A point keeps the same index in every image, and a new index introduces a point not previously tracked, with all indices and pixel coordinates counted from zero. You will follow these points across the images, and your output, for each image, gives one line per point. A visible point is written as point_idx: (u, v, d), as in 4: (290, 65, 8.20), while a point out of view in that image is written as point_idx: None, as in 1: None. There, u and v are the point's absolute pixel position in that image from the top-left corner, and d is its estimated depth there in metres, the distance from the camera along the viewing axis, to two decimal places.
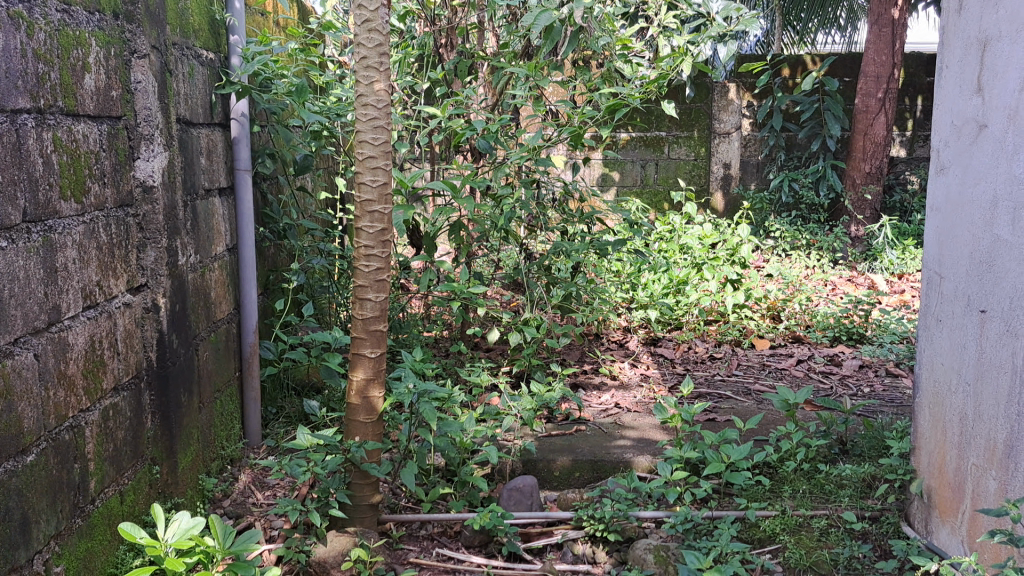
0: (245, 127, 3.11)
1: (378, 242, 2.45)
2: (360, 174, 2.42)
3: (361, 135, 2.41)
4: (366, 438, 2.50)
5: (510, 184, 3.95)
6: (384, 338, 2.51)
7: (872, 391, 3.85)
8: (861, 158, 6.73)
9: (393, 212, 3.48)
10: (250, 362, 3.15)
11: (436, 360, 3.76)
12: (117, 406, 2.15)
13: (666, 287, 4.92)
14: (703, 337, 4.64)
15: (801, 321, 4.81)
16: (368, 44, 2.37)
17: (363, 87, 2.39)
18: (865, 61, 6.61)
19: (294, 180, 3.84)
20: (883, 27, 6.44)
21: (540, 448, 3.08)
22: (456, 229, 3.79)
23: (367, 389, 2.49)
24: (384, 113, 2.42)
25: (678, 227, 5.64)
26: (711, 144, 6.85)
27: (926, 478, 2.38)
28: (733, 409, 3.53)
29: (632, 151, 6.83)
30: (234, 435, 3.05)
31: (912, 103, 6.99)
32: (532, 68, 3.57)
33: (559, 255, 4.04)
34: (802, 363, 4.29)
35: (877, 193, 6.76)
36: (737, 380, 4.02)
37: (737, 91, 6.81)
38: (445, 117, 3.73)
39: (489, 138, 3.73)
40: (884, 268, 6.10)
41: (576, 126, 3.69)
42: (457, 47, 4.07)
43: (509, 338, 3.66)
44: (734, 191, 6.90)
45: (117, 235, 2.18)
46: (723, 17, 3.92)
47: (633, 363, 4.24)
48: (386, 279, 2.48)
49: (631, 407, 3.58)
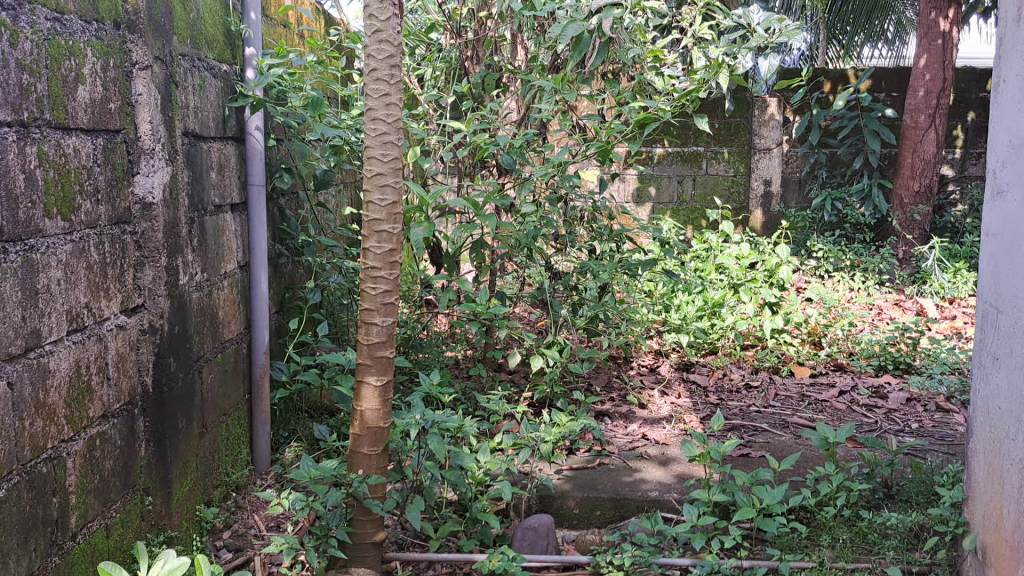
0: (260, 141, 3.00)
1: (386, 264, 2.32)
2: (369, 192, 2.30)
3: (370, 150, 2.28)
4: (370, 471, 2.38)
5: (537, 202, 3.82)
6: (391, 364, 2.38)
7: (919, 426, 3.65)
8: (909, 176, 6.50)
9: (412, 231, 3.35)
10: (260, 384, 3.05)
11: (457, 384, 3.63)
12: (105, 435, 2.03)
13: (701, 309, 4.75)
14: (739, 363, 4.46)
15: (844, 348, 4.61)
16: (377, 56, 2.25)
17: (373, 100, 2.26)
18: (913, 76, 6.39)
19: (313, 194, 3.73)
20: (934, 39, 6.26)
21: (560, 483, 2.94)
22: (478, 246, 3.65)
23: (371, 419, 2.36)
24: (394, 128, 2.29)
25: (715, 246, 5.46)
26: (750, 161, 6.65)
27: (981, 534, 2.24)
28: (768, 444, 3.35)
29: (668, 166, 6.67)
30: (241, 460, 2.94)
31: (962, 120, 6.75)
32: (559, 80, 3.45)
33: (588, 275, 3.89)
34: (845, 394, 4.09)
35: (925, 213, 6.52)
36: (774, 412, 3.84)
37: (778, 106, 6.61)
38: (470, 132, 3.61)
39: (514, 153, 3.60)
40: (934, 292, 5.86)
41: (604, 141, 3.55)
42: (483, 59, 3.95)
43: (534, 363, 3.51)
44: (774, 209, 6.69)
45: (111, 254, 2.06)
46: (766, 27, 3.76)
47: (664, 390, 4.06)
48: (393, 302, 2.35)
49: (659, 438, 3.42)
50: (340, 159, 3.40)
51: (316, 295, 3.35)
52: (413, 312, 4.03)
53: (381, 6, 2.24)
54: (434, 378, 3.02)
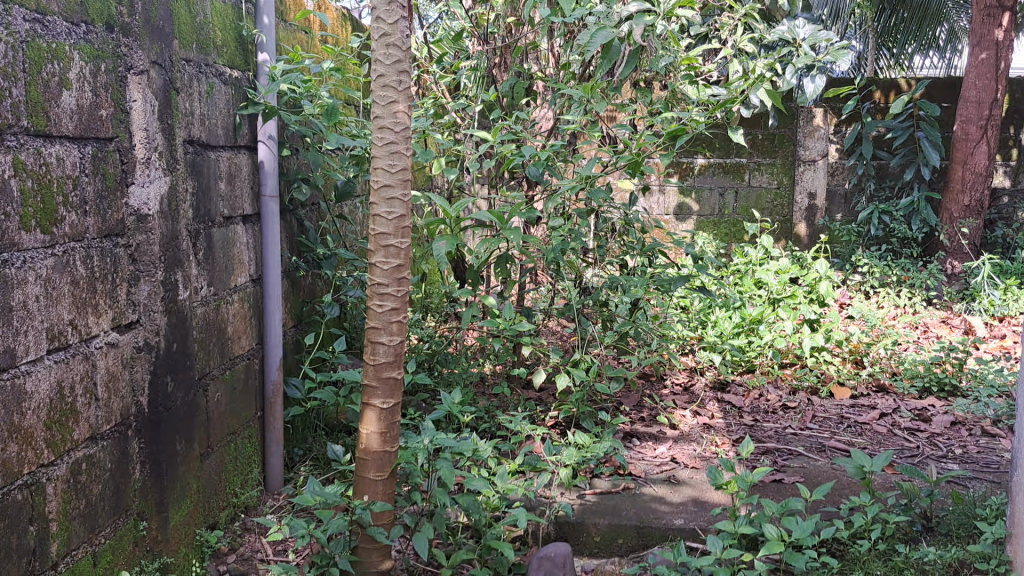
0: (273, 150, 2.91)
1: (393, 280, 2.20)
2: (375, 204, 2.18)
3: (377, 161, 2.17)
4: (375, 498, 2.26)
5: (565, 215, 3.69)
6: (398, 386, 2.26)
7: (963, 452, 3.46)
8: (959, 189, 6.26)
9: (435, 244, 3.22)
10: (272, 401, 2.95)
11: (479, 403, 3.51)
12: (93, 458, 1.93)
13: (738, 326, 4.57)
14: (776, 383, 4.28)
15: (886, 368, 4.40)
16: (385, 61, 2.14)
17: (379, 108, 2.15)
18: (964, 86, 6.16)
19: (335, 205, 3.64)
20: (985, 49, 6.04)
21: (581, 508, 2.79)
22: (503, 260, 3.53)
23: (377, 443, 2.24)
24: (402, 137, 2.18)
25: (755, 260, 5.29)
26: (795, 173, 6.48)
27: None
28: (802, 469, 3.19)
29: (711, 177, 6.52)
30: (251, 480, 2.84)
31: (1016, 132, 6.50)
32: (587, 89, 3.33)
33: (618, 290, 3.75)
34: (885, 417, 3.90)
35: (976, 227, 6.26)
36: (810, 434, 3.65)
37: (824, 117, 6.43)
38: (496, 141, 3.49)
39: (541, 164, 3.48)
40: (984, 310, 5.61)
41: (634, 152, 3.41)
42: (511, 67, 3.85)
43: (558, 381, 3.36)
44: (819, 222, 6.50)
45: (100, 268, 1.98)
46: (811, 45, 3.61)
47: (697, 410, 3.89)
48: (401, 321, 2.23)
49: (688, 462, 3.26)
50: (361, 170, 3.30)
51: (334, 309, 3.25)
52: (437, 326, 3.91)
53: (389, 8, 2.13)
54: (454, 397, 2.89)
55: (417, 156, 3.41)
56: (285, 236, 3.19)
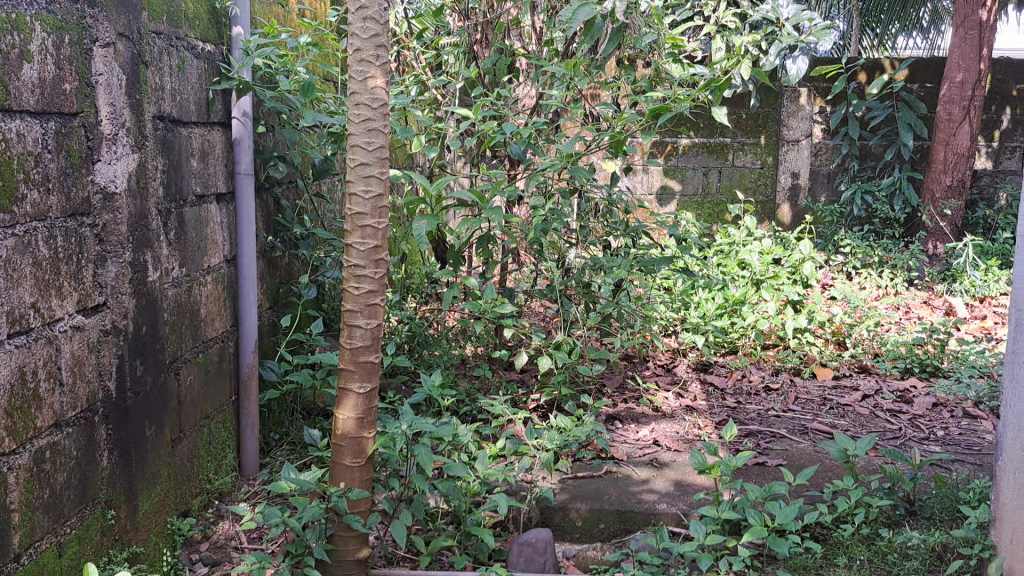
0: (248, 127, 2.83)
1: (370, 261, 2.14)
2: (352, 183, 2.12)
3: (354, 138, 2.10)
4: (352, 485, 2.21)
5: (547, 195, 3.63)
6: (376, 370, 2.20)
7: (946, 434, 3.39)
8: (942, 170, 6.23)
9: (414, 224, 3.14)
10: (247, 385, 2.88)
11: (459, 385, 3.45)
12: (57, 446, 1.87)
13: (721, 306, 4.52)
14: (758, 364, 4.24)
15: (869, 349, 4.36)
16: (362, 35, 2.07)
17: (356, 83, 2.08)
18: (948, 67, 6.12)
19: (313, 184, 3.57)
20: (970, 29, 5.99)
21: (563, 493, 2.74)
22: (484, 240, 3.46)
23: (354, 429, 2.19)
24: (380, 113, 2.11)
25: (738, 241, 5.24)
26: (779, 153, 6.44)
27: (1009, 558, 2.08)
28: (785, 452, 3.12)
29: (695, 157, 6.47)
30: (225, 466, 2.78)
31: (999, 113, 6.47)
32: (570, 66, 3.26)
33: (601, 271, 3.70)
34: (867, 399, 3.83)
35: (957, 208, 6.23)
36: (793, 417, 3.59)
37: (808, 96, 6.39)
38: (477, 119, 3.42)
39: (522, 143, 3.41)
40: (965, 291, 5.59)
41: (616, 131, 3.34)
42: (494, 44, 3.77)
43: (540, 363, 3.31)
44: (802, 202, 6.46)
45: (64, 248, 1.90)
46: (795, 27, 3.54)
47: (680, 392, 3.85)
48: (378, 304, 2.17)
49: (671, 444, 3.21)
50: (339, 148, 3.22)
51: (311, 291, 3.18)
52: (417, 307, 3.84)
53: None
54: (434, 380, 2.83)
55: (397, 134, 3.34)
56: (261, 215, 3.12)
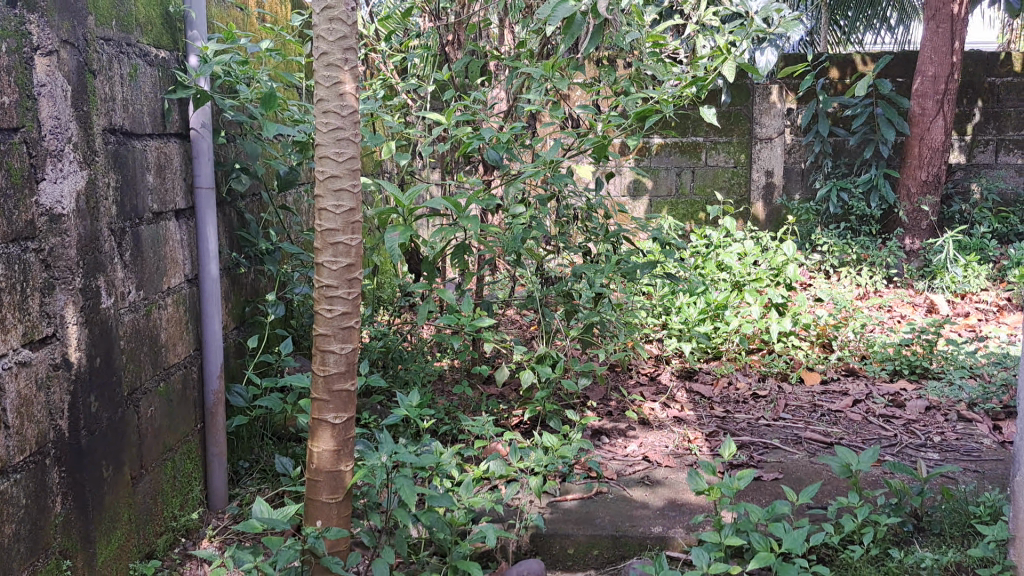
0: (207, 138, 2.66)
1: (343, 281, 1.99)
2: (321, 198, 1.96)
3: (322, 149, 1.95)
4: (329, 523, 2.06)
5: (525, 201, 3.50)
6: (352, 399, 2.05)
7: (942, 439, 3.30)
8: (917, 165, 6.16)
9: (386, 235, 2.96)
10: (214, 413, 2.71)
11: (437, 403, 3.30)
12: (4, 495, 1.69)
13: (703, 311, 4.40)
14: (745, 370, 4.14)
15: (856, 351, 4.26)
16: (328, 37, 1.92)
17: (323, 89, 1.92)
18: (920, 61, 6.05)
19: (278, 196, 3.40)
20: (942, 22, 5.92)
21: (552, 519, 2.60)
22: (460, 251, 3.31)
23: (330, 463, 2.04)
24: (350, 122, 1.96)
25: (716, 243, 5.13)
26: (752, 151, 6.34)
27: None
28: (781, 464, 3.01)
29: (667, 157, 6.34)
30: (191, 500, 2.61)
31: (972, 106, 6.41)
32: (548, 68, 3.13)
33: (582, 278, 3.57)
34: (859, 404, 3.73)
35: (934, 204, 6.17)
36: (784, 425, 3.48)
37: (779, 94, 6.31)
38: (450, 124, 3.27)
39: (500, 148, 3.28)
40: (945, 287, 5.51)
41: (600, 135, 3.21)
42: (465, 46, 3.63)
43: (522, 378, 3.15)
44: (777, 201, 6.37)
45: (7, 277, 1.73)
46: (762, 25, 3.39)
47: (666, 403, 3.72)
48: (353, 327, 2.02)
49: (662, 460, 3.08)
50: (305, 158, 3.06)
51: (279, 309, 3.01)
52: (391, 322, 3.68)
53: None
54: (413, 400, 2.68)
55: (367, 141, 3.18)
56: (225, 231, 2.95)
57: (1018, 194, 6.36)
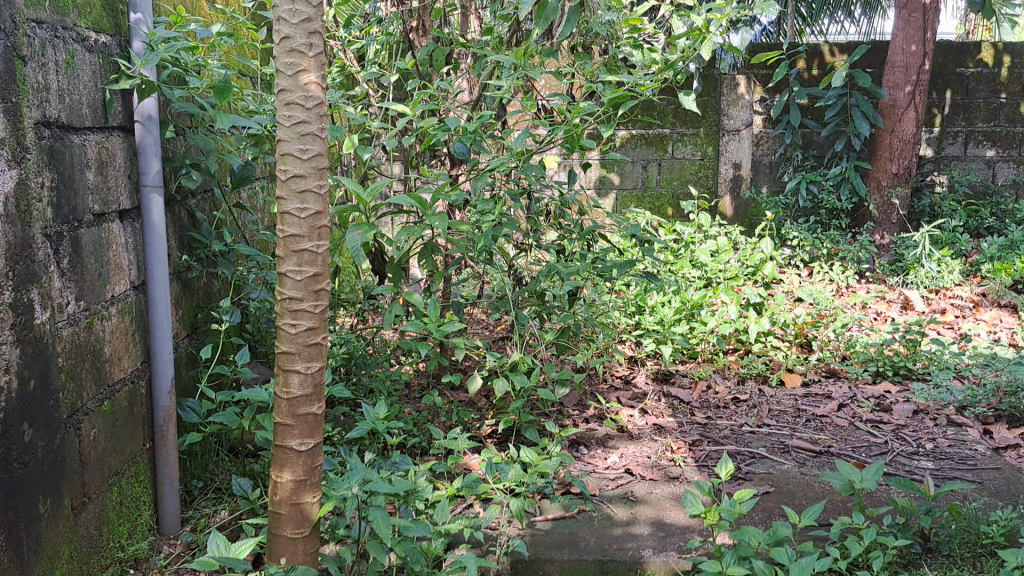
0: (154, 131, 2.43)
1: (309, 293, 1.78)
2: (283, 200, 1.76)
3: (284, 145, 1.75)
4: (295, 560, 1.87)
5: (495, 195, 3.30)
6: (319, 423, 1.85)
7: (934, 447, 3.19)
8: (887, 158, 6.06)
9: (348, 235, 2.73)
10: (165, 430, 2.49)
11: (405, 414, 3.10)
12: None
13: (678, 312, 4.24)
14: (723, 373, 4.01)
15: (836, 352, 4.16)
16: (291, 20, 1.71)
17: (285, 78, 1.72)
18: (891, 50, 5.95)
19: (231, 192, 3.17)
20: (913, 11, 5.82)
21: (534, 543, 2.42)
22: (429, 251, 3.08)
23: (295, 494, 1.84)
24: (315, 115, 1.76)
25: (688, 238, 4.99)
26: (719, 143, 6.19)
27: None
28: (770, 477, 2.92)
29: (633, 149, 6.21)
30: (140, 527, 2.39)
31: (941, 97, 6.30)
32: (520, 54, 2.94)
33: (555, 276, 3.39)
34: (844, 408, 3.62)
35: (904, 197, 6.07)
36: (768, 432, 3.35)
37: (747, 85, 6.14)
38: (413, 115, 3.06)
39: (467, 141, 3.09)
40: (920, 283, 5.42)
41: (571, 125, 3.00)
42: (431, 32, 3.44)
43: (496, 388, 2.96)
44: (745, 194, 6.22)
45: None
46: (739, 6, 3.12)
47: (644, 409, 3.56)
48: (320, 344, 1.81)
49: (645, 473, 2.92)
50: (261, 152, 2.83)
51: (234, 316, 2.78)
52: (354, 326, 3.47)
53: None
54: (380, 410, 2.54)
55: (328, 134, 2.97)
56: (174, 231, 2.72)
57: (987, 186, 6.28)
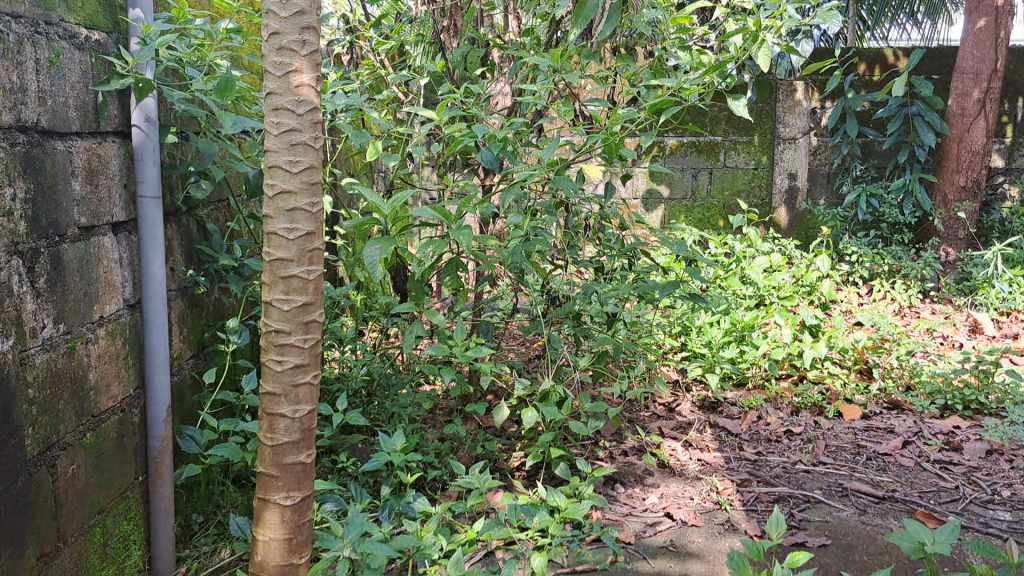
0: (152, 137, 2.23)
1: (299, 325, 1.57)
2: (270, 220, 1.55)
3: (273, 156, 1.53)
4: None
5: (529, 208, 3.07)
6: (307, 473, 1.66)
7: (1013, 495, 2.93)
8: (955, 170, 5.71)
9: (364, 248, 2.39)
10: (159, 463, 2.29)
11: (428, 444, 2.88)
12: None
13: (727, 333, 3.97)
14: (775, 402, 3.73)
15: (899, 381, 3.87)
16: (282, 13, 1.50)
17: (273, 81, 1.51)
18: (959, 56, 5.60)
19: (247, 201, 2.98)
20: (984, 14, 5.47)
21: None
22: (453, 267, 2.82)
23: (282, 554, 1.67)
24: (308, 122, 1.55)
25: (739, 251, 4.71)
26: (774, 152, 5.89)
27: None
28: (827, 525, 2.66)
29: (683, 157, 5.92)
30: (127, 569, 2.19)
31: (1013, 106, 5.93)
32: (556, 55, 2.69)
33: (594, 297, 3.15)
34: (909, 446, 3.35)
35: (972, 211, 5.72)
36: (824, 472, 3.09)
37: (805, 91, 5.84)
38: (441, 120, 2.81)
39: (496, 148, 2.78)
40: (990, 304, 5.08)
41: (610, 132, 2.74)
42: (466, 32, 3.22)
43: (525, 419, 2.69)
44: (801, 206, 5.93)
45: None
46: (798, 6, 2.83)
47: (689, 442, 3.30)
48: (309, 384, 1.61)
49: (687, 517, 2.68)
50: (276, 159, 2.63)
51: (243, 337, 2.57)
52: (378, 345, 3.26)
53: None
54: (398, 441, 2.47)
55: (351, 139, 2.83)
56: (179, 244, 2.52)
57: None
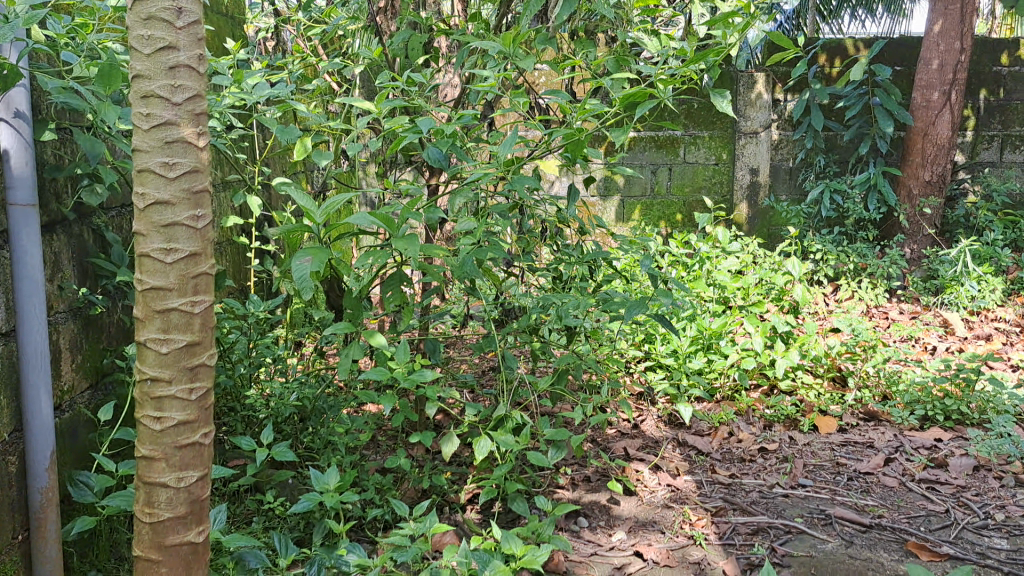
0: (23, 135, 1.88)
1: (181, 371, 1.39)
2: (143, 239, 1.35)
3: (143, 158, 1.33)
4: None
5: (478, 212, 2.75)
6: (197, 554, 1.49)
7: (1009, 517, 2.66)
8: (919, 164, 5.50)
9: (295, 259, 1.97)
10: (43, 518, 1.93)
11: (367, 478, 2.56)
12: None
13: (694, 342, 3.69)
14: (747, 416, 3.46)
15: (875, 391, 3.63)
16: None
17: (141, 60, 1.31)
18: (924, 46, 5.38)
19: None
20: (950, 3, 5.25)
21: None
22: (396, 280, 2.48)
23: None
24: (187, 114, 1.35)
25: (704, 253, 4.44)
26: (735, 146, 5.63)
27: None
28: (814, 562, 2.36)
29: (641, 153, 5.63)
30: None
31: (976, 99, 5.73)
32: (509, 40, 2.36)
33: (552, 308, 2.84)
34: (893, 462, 3.09)
35: (938, 206, 5.51)
36: (805, 496, 2.81)
37: (766, 83, 5.59)
38: (380, 114, 2.46)
39: (444, 144, 2.43)
40: (959, 304, 4.85)
41: (574, 128, 2.40)
42: (406, 17, 2.89)
43: (478, 449, 2.33)
44: (763, 202, 5.67)
45: None
46: None
47: (657, 465, 3.00)
48: (195, 444, 1.43)
49: (659, 557, 2.39)
50: None
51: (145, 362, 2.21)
52: (312, 366, 2.93)
53: None
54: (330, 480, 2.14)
55: (276, 133, 2.46)
56: (71, 257, 2.16)
57: None
